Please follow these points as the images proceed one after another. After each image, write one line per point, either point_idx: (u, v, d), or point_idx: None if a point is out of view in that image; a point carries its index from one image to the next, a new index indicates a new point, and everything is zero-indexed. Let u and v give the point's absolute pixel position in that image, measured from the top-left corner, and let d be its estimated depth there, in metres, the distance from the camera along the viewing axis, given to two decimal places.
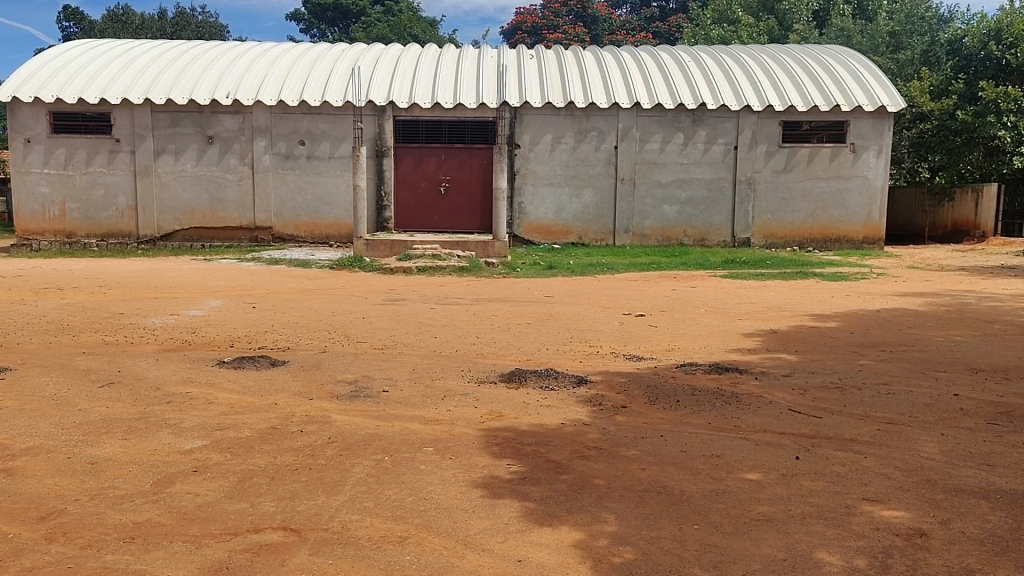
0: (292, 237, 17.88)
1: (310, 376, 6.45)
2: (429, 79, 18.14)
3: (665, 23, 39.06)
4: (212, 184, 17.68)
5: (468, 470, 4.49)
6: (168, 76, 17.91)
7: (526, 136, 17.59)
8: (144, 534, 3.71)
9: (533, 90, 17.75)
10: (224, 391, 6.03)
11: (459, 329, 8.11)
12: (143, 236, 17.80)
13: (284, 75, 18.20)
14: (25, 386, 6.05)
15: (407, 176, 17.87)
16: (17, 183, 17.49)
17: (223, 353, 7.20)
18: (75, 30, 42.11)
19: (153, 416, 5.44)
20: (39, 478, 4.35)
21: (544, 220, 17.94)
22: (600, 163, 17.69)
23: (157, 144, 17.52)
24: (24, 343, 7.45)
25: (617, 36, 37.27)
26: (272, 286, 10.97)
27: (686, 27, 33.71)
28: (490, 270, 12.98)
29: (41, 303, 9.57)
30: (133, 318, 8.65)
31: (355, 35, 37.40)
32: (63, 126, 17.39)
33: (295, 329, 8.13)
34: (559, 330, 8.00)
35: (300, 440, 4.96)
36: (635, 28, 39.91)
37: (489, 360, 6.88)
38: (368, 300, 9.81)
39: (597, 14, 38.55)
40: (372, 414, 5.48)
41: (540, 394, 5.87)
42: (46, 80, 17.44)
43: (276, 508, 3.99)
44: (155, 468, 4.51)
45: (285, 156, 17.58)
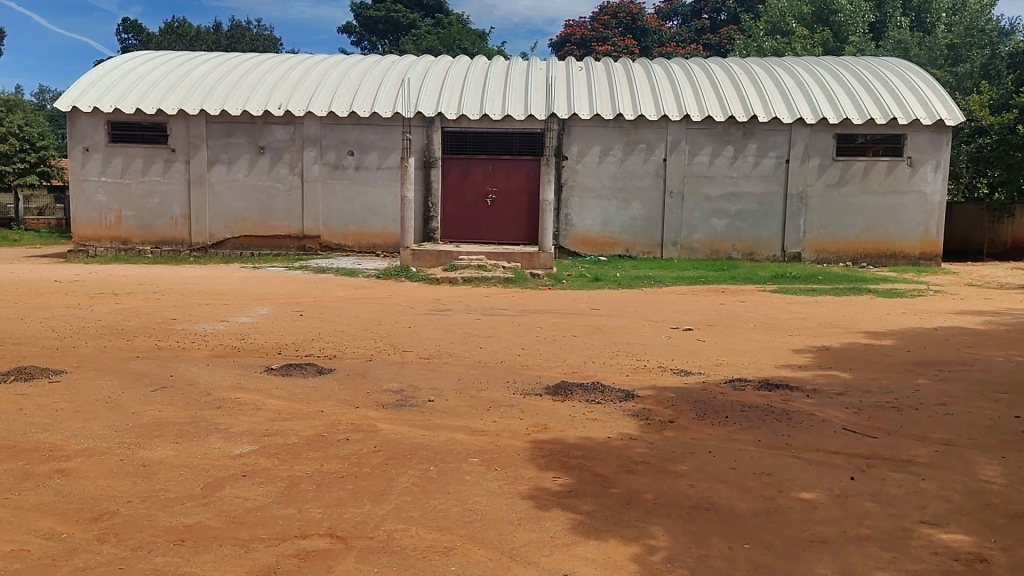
0: (339, 246, 18.07)
1: (356, 384, 6.49)
2: (478, 91, 18.24)
3: (715, 35, 38.85)
4: (262, 194, 17.97)
5: (514, 482, 4.46)
6: (222, 88, 18.30)
7: (574, 148, 17.61)
8: (193, 537, 3.75)
9: (581, 102, 17.76)
10: (272, 398, 6.08)
11: (505, 339, 8.11)
12: (196, 243, 18.15)
13: (334, 87, 18.47)
14: (81, 388, 6.20)
15: (454, 187, 17.95)
16: (76, 192, 17.98)
17: (270, 360, 7.27)
18: (134, 42, 43.14)
19: (203, 420, 5.52)
20: (93, 478, 4.43)
21: (590, 232, 17.90)
22: (648, 176, 17.61)
23: (210, 153, 17.89)
24: (79, 346, 7.63)
25: (666, 48, 37.16)
26: (320, 295, 11.09)
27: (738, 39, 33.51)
28: (535, 282, 12.96)
29: (95, 308, 9.81)
30: (184, 323, 8.82)
31: (404, 47, 37.86)
32: (120, 136, 17.87)
33: (341, 338, 8.19)
34: (606, 344, 7.93)
35: (346, 448, 4.99)
36: (685, 40, 39.72)
37: (534, 371, 6.85)
38: (413, 310, 9.86)
39: (647, 27, 38.30)
40: (417, 424, 5.49)
41: (585, 407, 5.82)
42: (105, 91, 17.95)
43: (322, 515, 4.01)
44: (205, 472, 4.57)
45: (333, 166, 17.80)
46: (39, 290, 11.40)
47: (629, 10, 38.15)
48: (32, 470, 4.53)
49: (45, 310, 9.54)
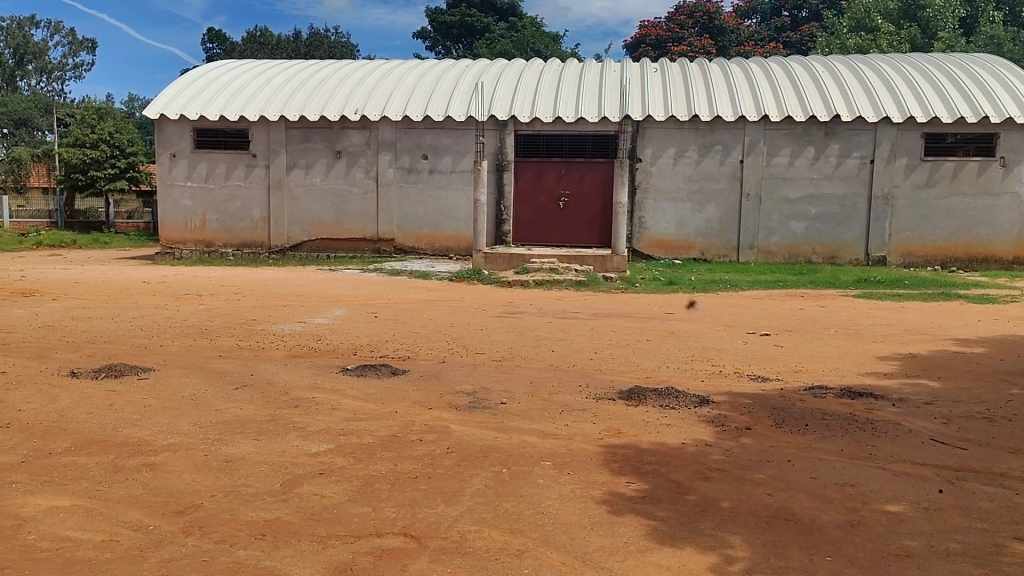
0: (413, 249, 18.29)
1: (429, 386, 6.55)
2: (551, 94, 18.24)
3: (796, 33, 38.02)
4: (339, 198, 18.33)
5: (587, 486, 4.42)
6: (302, 95, 18.77)
7: (648, 150, 17.45)
8: (274, 532, 3.84)
9: (656, 104, 17.59)
10: (347, 398, 6.19)
11: (578, 343, 8.07)
12: (275, 246, 18.63)
13: (409, 92, 18.73)
14: (167, 386, 6.42)
15: (527, 190, 17.98)
16: (163, 196, 18.68)
17: (346, 360, 7.42)
18: (219, 51, 44.56)
19: (282, 418, 5.65)
20: (179, 472, 4.58)
21: (664, 235, 17.71)
22: (724, 178, 17.32)
23: (289, 158, 18.35)
24: (167, 345, 7.92)
25: (745, 48, 36.51)
26: (394, 297, 11.24)
27: (821, 36, 32.67)
28: (608, 285, 12.88)
29: (181, 308, 10.16)
30: (264, 324, 9.06)
31: (478, 51, 38.12)
32: (205, 142, 18.50)
33: (415, 339, 8.29)
34: (680, 348, 7.81)
35: (419, 449, 5.04)
36: (764, 38, 38.97)
37: (607, 376, 6.80)
38: (485, 312, 9.90)
39: (725, 25, 37.72)
40: (489, 426, 5.50)
41: (659, 412, 5.74)
42: (191, 99, 18.62)
43: (397, 514, 4.05)
44: (284, 469, 4.67)
45: (408, 169, 18.04)
46: (129, 291, 11.88)
47: (706, 9, 37.58)
48: (121, 463, 4.71)
49: (134, 310, 9.92)
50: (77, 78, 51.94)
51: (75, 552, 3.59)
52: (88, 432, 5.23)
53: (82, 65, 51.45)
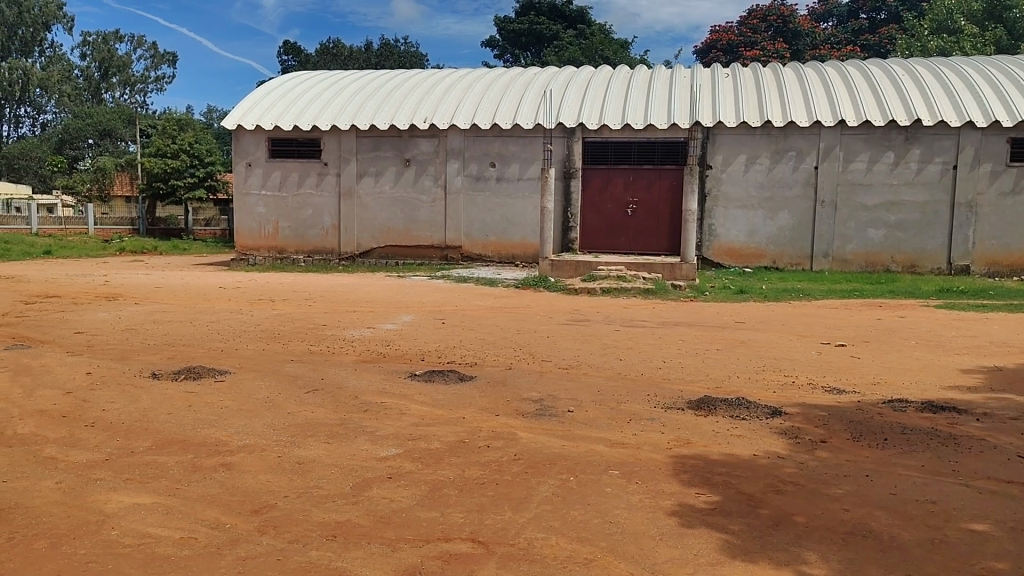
0: (480, 256, 18.41)
1: (496, 392, 6.57)
2: (619, 101, 18.16)
3: (875, 35, 37.15)
4: (408, 206, 18.58)
5: (656, 496, 4.37)
6: (372, 104, 19.12)
7: (718, 157, 17.23)
8: (345, 533, 3.90)
9: (727, 110, 17.35)
10: (415, 403, 6.25)
11: (646, 352, 7.99)
12: (345, 253, 18.98)
13: (477, 100, 18.89)
14: (242, 389, 6.59)
15: (594, 198, 17.92)
16: (239, 204, 19.26)
17: (414, 366, 7.50)
18: (293, 63, 45.75)
19: (352, 422, 5.74)
20: (255, 473, 4.70)
21: (735, 243, 17.46)
22: (798, 185, 16.98)
23: (360, 167, 18.69)
24: (241, 348, 8.14)
25: (821, 51, 35.78)
26: (461, 304, 11.32)
27: (901, 38, 31.77)
28: (676, 293, 12.74)
29: (255, 313, 10.44)
30: (334, 329, 9.23)
31: (546, 59, 38.19)
32: (279, 151, 19.00)
33: (482, 346, 8.32)
34: (750, 358, 7.67)
35: (487, 455, 5.05)
36: (841, 41, 38.12)
37: (676, 385, 6.70)
38: (552, 320, 9.88)
39: (800, 29, 36.94)
40: (557, 434, 5.48)
41: (730, 423, 5.64)
42: (266, 110, 19.16)
43: (465, 520, 4.07)
44: (354, 472, 4.74)
45: (475, 177, 18.17)
46: (206, 295, 12.27)
47: (780, 12, 36.88)
48: (199, 463, 4.85)
49: (211, 315, 10.23)
50: (158, 90, 53.93)
51: (155, 548, 3.70)
52: (168, 432, 5.41)
53: (163, 78, 53.40)
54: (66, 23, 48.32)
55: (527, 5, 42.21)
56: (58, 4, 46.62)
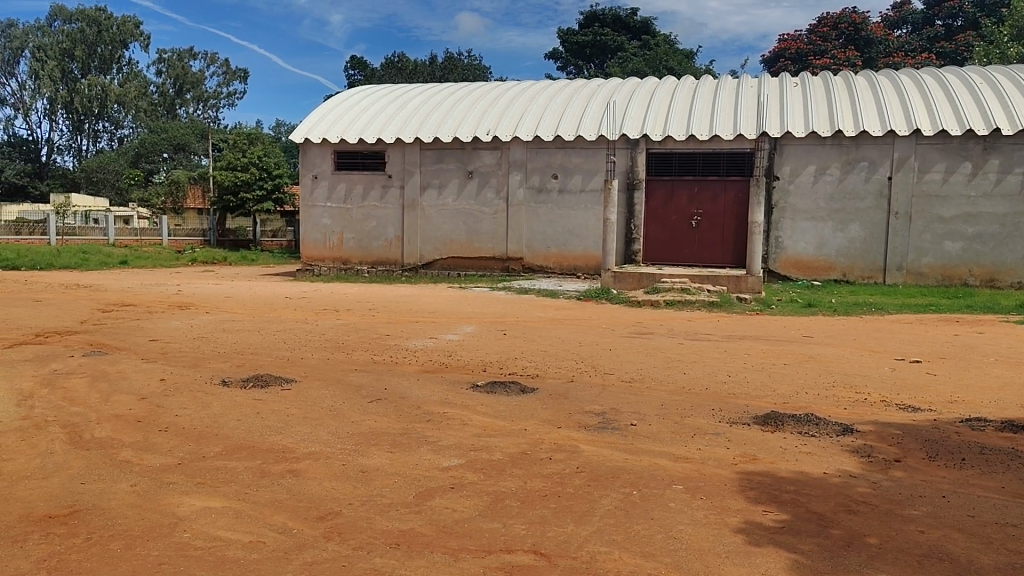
0: (541, 268, 18.41)
1: (558, 405, 6.53)
2: (684, 112, 17.99)
3: (951, 42, 36.06)
4: (470, 217, 18.71)
5: (721, 513, 4.28)
6: (437, 117, 19.36)
7: (786, 168, 16.95)
8: (408, 542, 3.92)
9: (796, 120, 17.04)
10: (478, 414, 6.26)
11: (711, 366, 7.86)
12: (408, 264, 19.21)
13: (540, 112, 18.95)
14: (307, 397, 6.70)
15: (658, 210, 17.77)
16: (305, 216, 19.68)
17: (476, 376, 7.52)
18: (360, 77, 46.64)
19: (415, 432, 5.77)
20: (320, 480, 4.76)
21: (803, 255, 17.12)
22: (869, 196, 16.57)
23: (423, 179, 18.91)
24: (307, 357, 8.28)
25: (894, 59, 34.94)
26: (522, 315, 11.32)
27: (979, 45, 30.79)
28: (742, 306, 12.52)
29: (320, 322, 10.62)
30: (398, 339, 9.33)
31: (610, 70, 38.15)
32: (345, 164, 19.37)
33: (543, 358, 8.30)
34: (820, 374, 7.47)
35: (549, 467, 5.02)
36: (916, 48, 37.15)
37: (741, 400, 6.57)
38: (614, 332, 9.81)
39: (872, 36, 36.09)
40: (620, 447, 5.42)
41: (798, 440, 5.50)
42: (333, 124, 19.59)
43: (527, 531, 4.05)
44: (417, 482, 4.76)
45: (538, 189, 18.20)
46: (273, 305, 12.53)
47: (851, 20, 36.14)
48: (267, 469, 4.94)
49: (278, 324, 10.45)
50: (230, 105, 55.54)
51: (225, 551, 3.77)
52: (237, 438, 5.53)
53: (234, 93, 54.99)
54: (143, 41, 50.20)
55: (590, 16, 42.08)
56: (136, 24, 48.61)
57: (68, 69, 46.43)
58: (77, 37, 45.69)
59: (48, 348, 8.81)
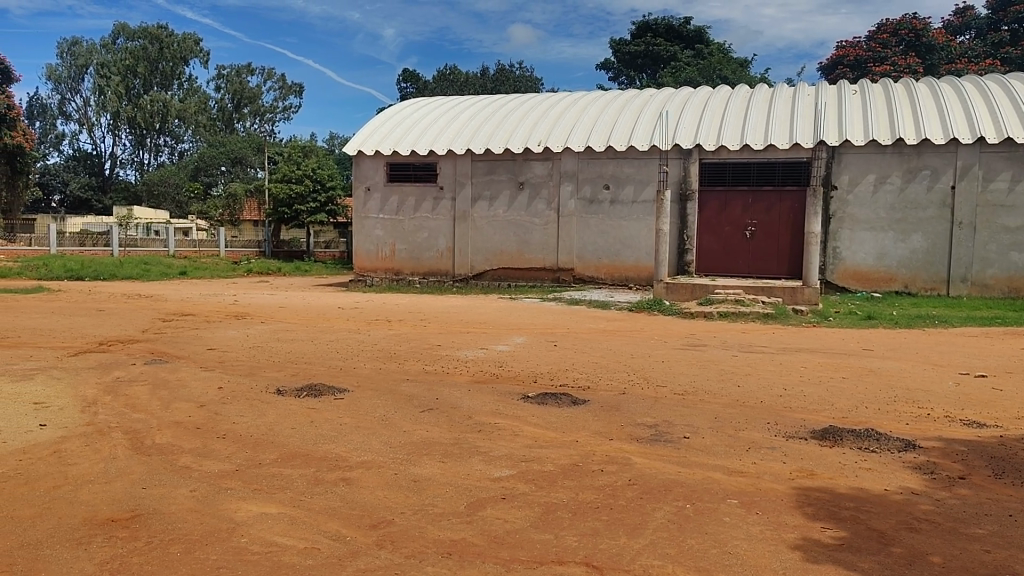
0: (592, 279, 18.33)
1: (610, 417, 6.48)
2: (738, 122, 17.79)
3: (1017, 48, 35.03)
4: (521, 228, 18.74)
5: (778, 529, 4.19)
6: (488, 129, 19.49)
7: (844, 177, 16.62)
8: (459, 551, 3.92)
9: (854, 128, 16.72)
10: (529, 425, 6.24)
11: (766, 379, 7.72)
12: (459, 275, 19.32)
13: (592, 123, 18.93)
14: (360, 406, 6.76)
15: (711, 220, 17.56)
16: (358, 227, 19.96)
17: (527, 387, 7.50)
18: (412, 89, 47.30)
19: (466, 442, 5.78)
20: (373, 489, 4.79)
21: (862, 266, 16.75)
22: (932, 205, 16.15)
23: (475, 190, 19.03)
24: (360, 367, 8.37)
25: (956, 65, 34.13)
26: (573, 326, 11.28)
27: None
28: (798, 318, 12.30)
29: (373, 333, 10.74)
30: (449, 350, 9.37)
31: (663, 80, 38.00)
32: (398, 176, 19.60)
33: (594, 369, 8.25)
34: (880, 388, 7.28)
35: (600, 479, 4.98)
36: (979, 54, 35.95)
37: (798, 414, 6.43)
38: (666, 344, 9.71)
39: (934, 42, 35.12)
40: (672, 460, 5.35)
41: (858, 455, 5.37)
42: (386, 137, 19.86)
43: (578, 543, 4.02)
44: (469, 492, 4.77)
45: (589, 200, 18.15)
46: (327, 315, 12.72)
47: (911, 26, 35.49)
48: (320, 477, 4.99)
49: (331, 334, 10.60)
50: (285, 119, 56.63)
51: (282, 557, 3.82)
52: (292, 446, 5.60)
53: (290, 108, 56.11)
54: (203, 57, 51.56)
55: (643, 26, 42.03)
56: (196, 41, 50.05)
57: (131, 85, 47.91)
58: (139, 54, 47.20)
59: (111, 356, 9.07)
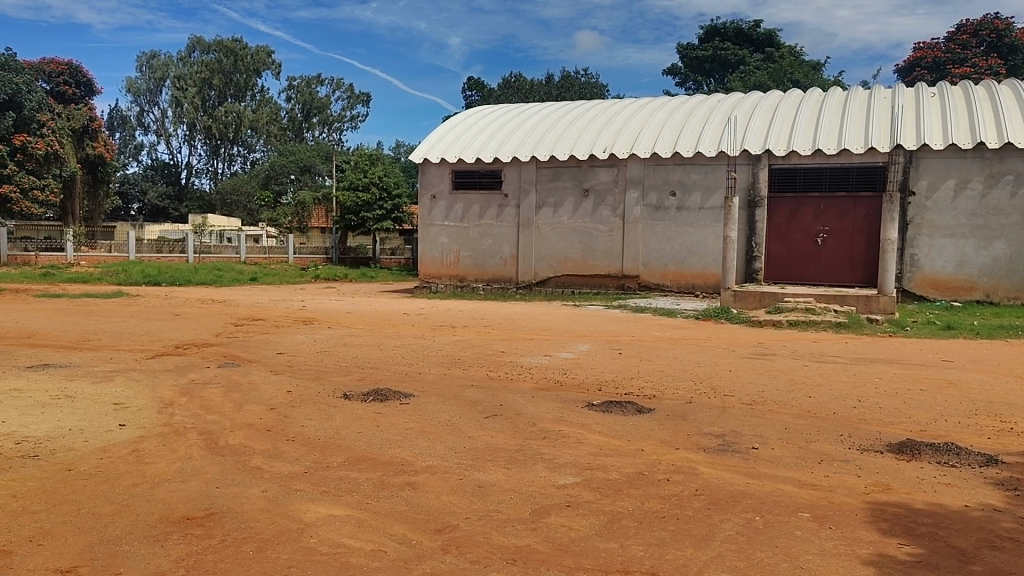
0: (658, 286, 18.15)
1: (676, 426, 6.39)
2: (809, 126, 17.40)
3: None
4: (586, 235, 18.68)
5: (851, 544, 4.06)
6: (553, 136, 19.49)
7: (922, 182, 16.12)
8: (525, 558, 3.90)
9: (932, 132, 16.19)
10: (593, 433, 6.19)
11: (838, 389, 7.51)
12: (523, 282, 19.37)
13: (658, 129, 18.77)
14: (425, 411, 6.82)
15: (781, 227, 17.22)
16: (423, 234, 20.18)
17: (592, 395, 7.46)
18: (476, 98, 47.66)
19: (531, 449, 5.77)
20: (438, 494, 4.81)
21: (941, 274, 16.19)
22: (1017, 211, 15.54)
23: (539, 197, 19.06)
24: (426, 373, 8.44)
25: None
26: (639, 334, 11.17)
27: None
28: (873, 328, 11.95)
29: (438, 338, 10.81)
30: (513, 357, 9.38)
31: (731, 84, 37.43)
32: (463, 183, 19.76)
33: (660, 378, 8.15)
34: (961, 401, 7.00)
35: (667, 489, 4.92)
36: None
37: (873, 427, 6.24)
38: (734, 353, 9.54)
39: (1017, 43, 33.92)
40: (741, 471, 5.25)
41: (936, 470, 5.17)
42: (451, 145, 20.05)
43: (644, 553, 3.96)
44: (533, 499, 4.75)
45: (655, 207, 17.99)
46: (393, 321, 12.85)
47: (994, 26, 34.20)
48: (386, 480, 5.04)
49: (397, 339, 10.71)
50: (353, 127, 57.58)
51: (349, 558, 3.86)
52: (359, 450, 5.67)
53: (357, 116, 57.04)
54: (275, 69, 52.87)
55: (711, 30, 41.58)
56: (268, 53, 51.11)
57: (206, 96, 49.45)
58: (215, 66, 48.62)
59: (187, 359, 9.35)
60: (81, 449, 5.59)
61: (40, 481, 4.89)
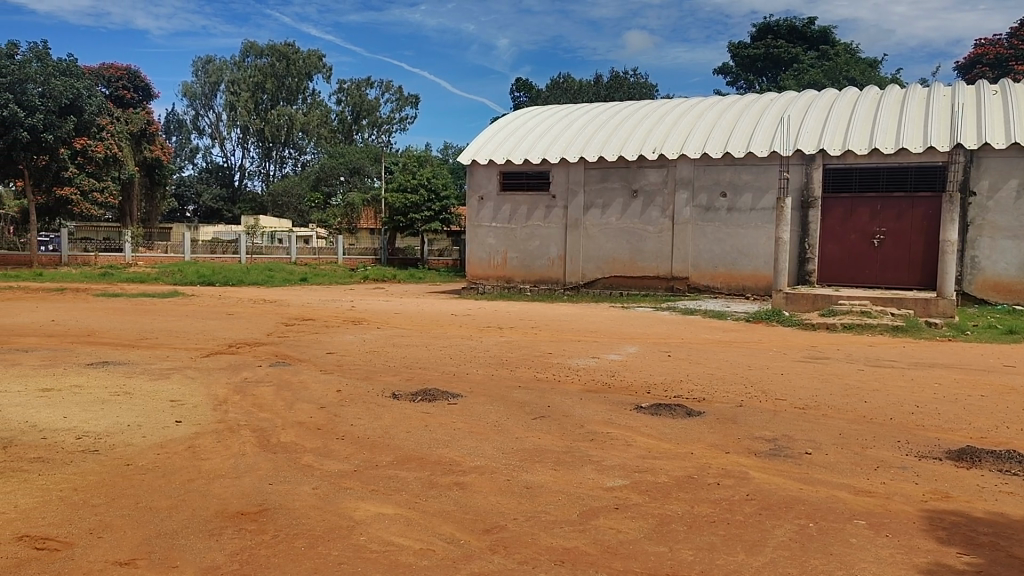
0: (708, 288, 17.96)
1: (726, 430, 6.31)
2: (865, 126, 17.02)
3: None
4: (635, 236, 18.57)
5: (908, 553, 3.96)
6: (602, 137, 19.40)
7: (983, 182, 15.68)
8: (573, 559, 3.89)
9: (995, 131, 15.72)
10: (642, 436, 6.14)
11: (895, 395, 7.33)
12: (570, 283, 19.33)
13: (709, 129, 18.55)
14: (473, 412, 6.84)
15: (836, 228, 16.90)
16: (471, 235, 20.27)
17: (641, 398, 7.40)
18: (524, 99, 47.70)
19: (578, 451, 5.74)
20: (486, 494, 4.82)
21: (1002, 277, 15.72)
22: None
23: (587, 198, 18.99)
24: (474, 373, 8.47)
25: None
26: (688, 337, 11.05)
27: None
28: (932, 331, 11.65)
29: (485, 339, 10.83)
30: (561, 358, 9.35)
31: (785, 83, 36.84)
32: (511, 185, 19.80)
33: (710, 381, 8.04)
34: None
35: (717, 493, 4.85)
36: None
37: (931, 433, 6.08)
38: (786, 357, 9.38)
39: None
40: (794, 476, 5.16)
41: (997, 478, 5.02)
42: (500, 146, 20.09)
43: (694, 557, 3.92)
44: (581, 501, 4.73)
45: (705, 208, 17.79)
46: (441, 322, 12.92)
47: None
48: (435, 480, 5.07)
49: (445, 340, 10.76)
50: (402, 129, 58.11)
51: (399, 556, 3.89)
52: (407, 449, 5.71)
53: (406, 118, 57.56)
54: (326, 72, 53.62)
55: (764, 28, 41.04)
56: (319, 57, 51.95)
57: (259, 100, 50.39)
58: (268, 71, 49.56)
59: (240, 357, 9.53)
60: (139, 444, 5.74)
61: (100, 475, 5.02)
